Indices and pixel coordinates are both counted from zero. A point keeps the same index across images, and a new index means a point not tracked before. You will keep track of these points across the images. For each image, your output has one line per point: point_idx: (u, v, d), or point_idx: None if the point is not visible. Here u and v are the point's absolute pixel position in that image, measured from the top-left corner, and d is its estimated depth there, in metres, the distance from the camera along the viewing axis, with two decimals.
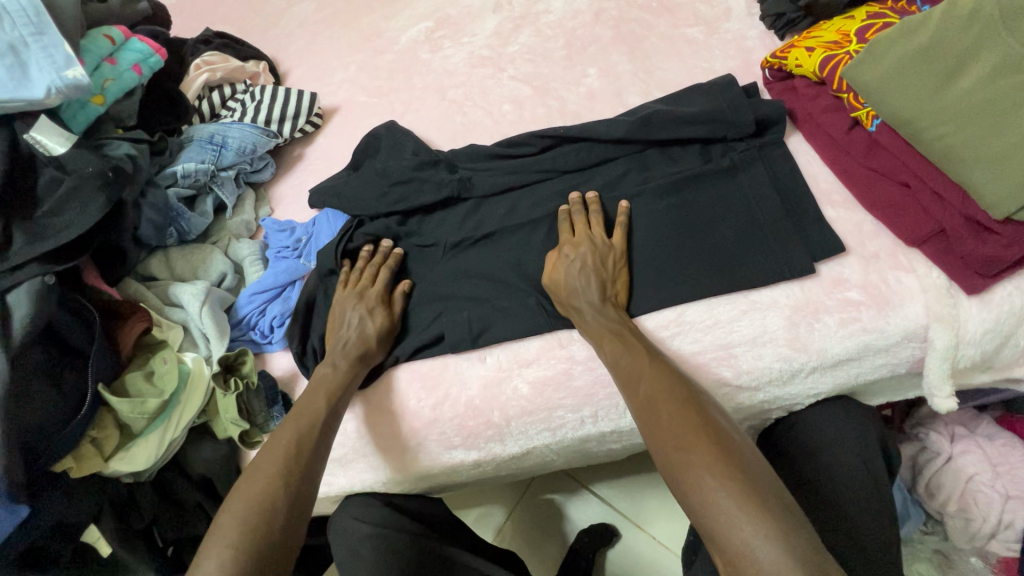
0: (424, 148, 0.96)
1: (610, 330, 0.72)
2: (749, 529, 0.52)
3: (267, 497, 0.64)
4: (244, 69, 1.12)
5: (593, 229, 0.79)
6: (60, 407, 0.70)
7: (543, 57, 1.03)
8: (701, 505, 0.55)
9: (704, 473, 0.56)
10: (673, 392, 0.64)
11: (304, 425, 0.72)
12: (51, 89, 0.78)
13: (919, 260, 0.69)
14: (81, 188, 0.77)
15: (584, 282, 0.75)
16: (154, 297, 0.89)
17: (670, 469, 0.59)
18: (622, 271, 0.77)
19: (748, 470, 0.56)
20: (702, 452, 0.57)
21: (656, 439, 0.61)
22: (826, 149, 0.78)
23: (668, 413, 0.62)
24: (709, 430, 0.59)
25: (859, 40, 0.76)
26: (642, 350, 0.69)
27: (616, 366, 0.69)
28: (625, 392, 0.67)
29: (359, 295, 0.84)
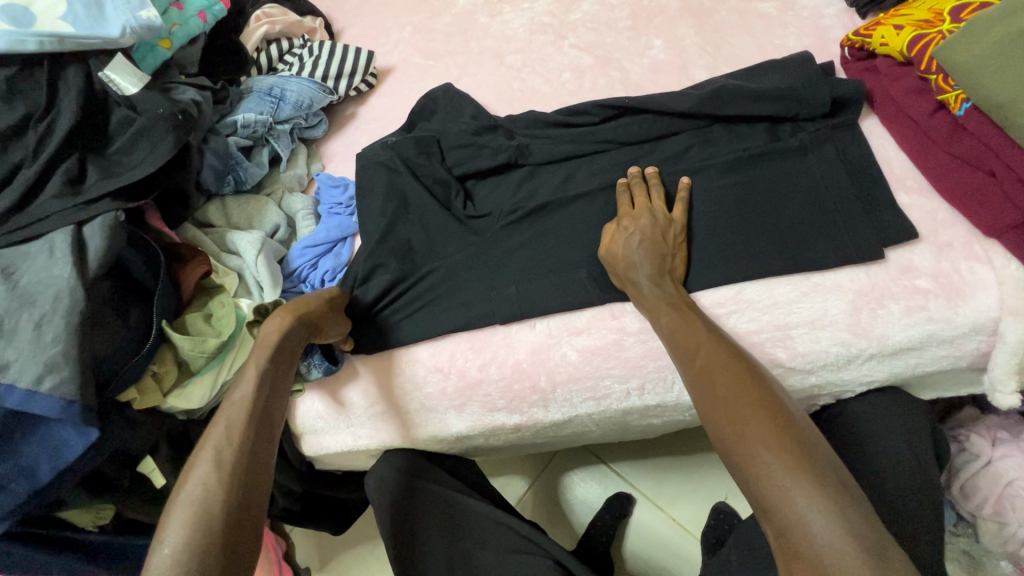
0: (483, 113, 0.95)
1: (667, 302, 0.72)
2: (803, 501, 0.52)
3: (208, 505, 0.53)
4: (302, 24, 1.12)
5: (654, 202, 0.78)
6: (127, 340, 0.73)
7: (606, 27, 1.01)
8: (754, 477, 0.55)
9: (758, 446, 0.56)
10: (728, 366, 0.64)
11: (248, 405, 0.62)
12: (126, 29, 0.79)
13: (997, 251, 0.67)
14: (154, 128, 0.79)
15: (643, 255, 0.74)
16: (212, 243, 0.91)
17: (722, 439, 0.59)
18: (681, 245, 0.76)
19: (806, 445, 0.56)
20: (756, 424, 0.57)
21: (708, 410, 0.62)
22: (905, 133, 0.75)
23: (723, 385, 0.62)
24: (766, 405, 0.59)
25: (954, 20, 0.73)
26: (699, 322, 0.69)
27: (671, 336, 0.69)
28: (680, 362, 0.67)
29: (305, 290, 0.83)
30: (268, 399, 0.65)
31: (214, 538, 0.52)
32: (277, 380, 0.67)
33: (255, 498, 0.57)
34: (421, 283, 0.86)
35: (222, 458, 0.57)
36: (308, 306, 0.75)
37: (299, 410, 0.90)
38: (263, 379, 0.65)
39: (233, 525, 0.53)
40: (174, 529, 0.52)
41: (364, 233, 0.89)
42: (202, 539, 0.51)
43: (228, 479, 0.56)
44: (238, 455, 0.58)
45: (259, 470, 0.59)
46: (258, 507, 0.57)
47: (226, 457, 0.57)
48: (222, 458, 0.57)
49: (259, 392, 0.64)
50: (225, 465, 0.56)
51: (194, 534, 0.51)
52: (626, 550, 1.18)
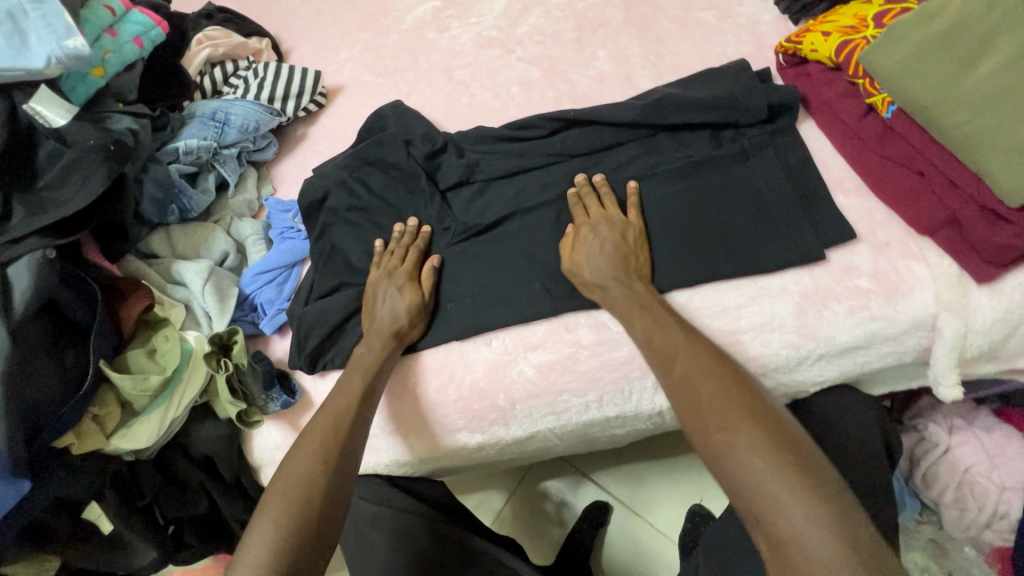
0: (434, 131, 0.92)
1: (636, 304, 0.72)
2: (798, 510, 0.51)
3: (307, 485, 0.65)
4: (247, 45, 1.10)
5: (607, 208, 0.79)
6: (62, 383, 0.70)
7: (552, 39, 1.02)
8: (745, 485, 0.55)
9: (747, 452, 0.56)
10: (711, 373, 0.63)
11: (342, 405, 0.73)
12: (51, 59, 0.75)
13: (930, 248, 0.68)
14: (84, 160, 0.76)
15: (603, 259, 0.74)
16: (157, 275, 0.89)
17: (709, 447, 0.59)
18: (642, 246, 0.76)
19: (797, 451, 0.56)
20: (748, 431, 0.57)
21: (691, 417, 0.61)
22: (839, 136, 0.77)
23: (710, 391, 0.62)
24: (753, 412, 0.59)
25: (877, 26, 0.75)
26: (676, 326, 0.69)
27: (649, 342, 0.69)
28: (660, 369, 0.67)
29: (389, 274, 0.82)
30: (362, 405, 0.74)
31: (309, 512, 0.63)
32: (377, 385, 0.76)
33: (341, 480, 0.67)
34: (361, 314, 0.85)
35: (325, 445, 0.68)
36: (408, 334, 0.79)
37: (256, 442, 0.85)
38: (368, 384, 0.75)
39: (320, 513, 0.64)
40: (278, 511, 0.63)
41: (314, 251, 0.89)
42: (298, 529, 0.61)
43: (324, 490, 0.65)
44: (332, 460, 0.67)
45: (342, 479, 0.68)
46: (338, 517, 0.66)
47: (320, 451, 0.68)
48: (326, 457, 0.67)
49: (360, 406, 0.73)
50: (326, 462, 0.67)
51: (293, 518, 0.62)
52: (605, 560, 1.16)
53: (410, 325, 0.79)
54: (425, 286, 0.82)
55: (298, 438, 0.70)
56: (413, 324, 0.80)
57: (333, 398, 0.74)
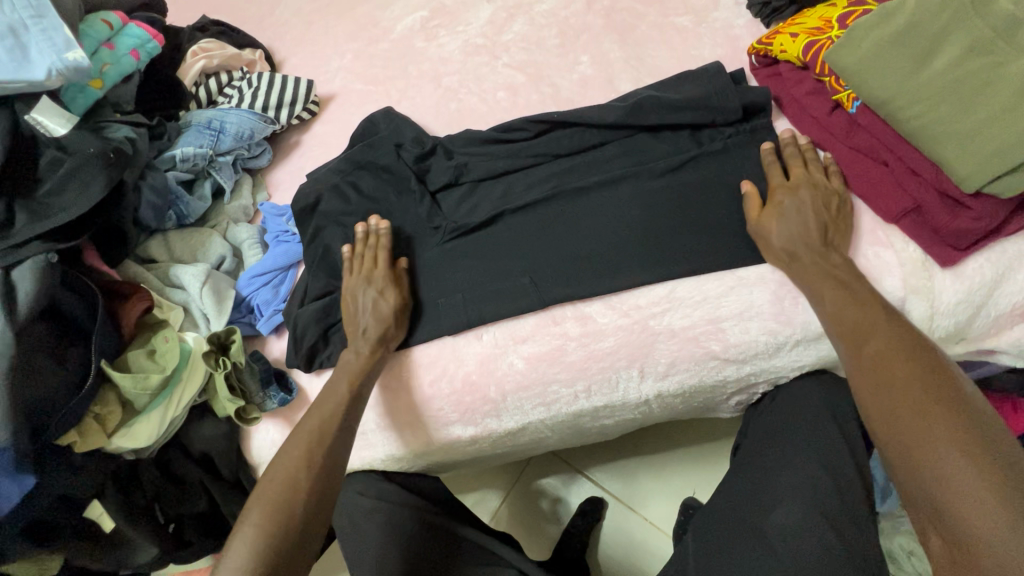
0: (423, 134, 0.95)
1: (829, 275, 0.68)
2: (997, 516, 0.50)
3: (292, 490, 0.68)
4: (241, 57, 1.13)
5: (811, 171, 0.75)
6: (64, 382, 0.72)
7: (537, 45, 1.06)
8: (937, 478, 0.54)
9: (946, 446, 0.54)
10: (920, 359, 0.60)
11: (328, 410, 0.75)
12: (51, 71, 0.77)
13: (897, 235, 0.72)
14: (84, 167, 0.79)
15: (802, 224, 0.71)
16: (155, 279, 0.91)
17: (898, 438, 0.58)
18: (834, 214, 0.72)
19: (1006, 454, 0.54)
20: (944, 426, 0.56)
21: (880, 402, 0.60)
22: (810, 132, 0.81)
23: (911, 378, 0.59)
24: (963, 407, 0.57)
25: (841, 26, 0.79)
26: (875, 304, 0.66)
27: (848, 321, 0.65)
28: (846, 347, 0.65)
29: (366, 278, 0.83)
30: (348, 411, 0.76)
31: (293, 516, 0.66)
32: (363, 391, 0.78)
33: (326, 485, 0.70)
34: None
35: (309, 451, 0.71)
36: (395, 333, 0.81)
37: (254, 441, 0.87)
38: (354, 390, 0.77)
39: (304, 517, 0.67)
40: (262, 515, 0.66)
41: (308, 255, 0.92)
42: (282, 530, 0.65)
43: (308, 495, 0.68)
44: (315, 466, 0.71)
45: (327, 484, 0.71)
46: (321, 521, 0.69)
47: (303, 456, 0.71)
48: (310, 463, 0.70)
49: (346, 413, 0.76)
50: (311, 468, 0.70)
51: (276, 522, 0.65)
52: (601, 555, 1.17)
53: (396, 327, 0.81)
54: (402, 285, 0.84)
55: (283, 443, 0.73)
56: (399, 324, 0.82)
57: (316, 405, 0.76)
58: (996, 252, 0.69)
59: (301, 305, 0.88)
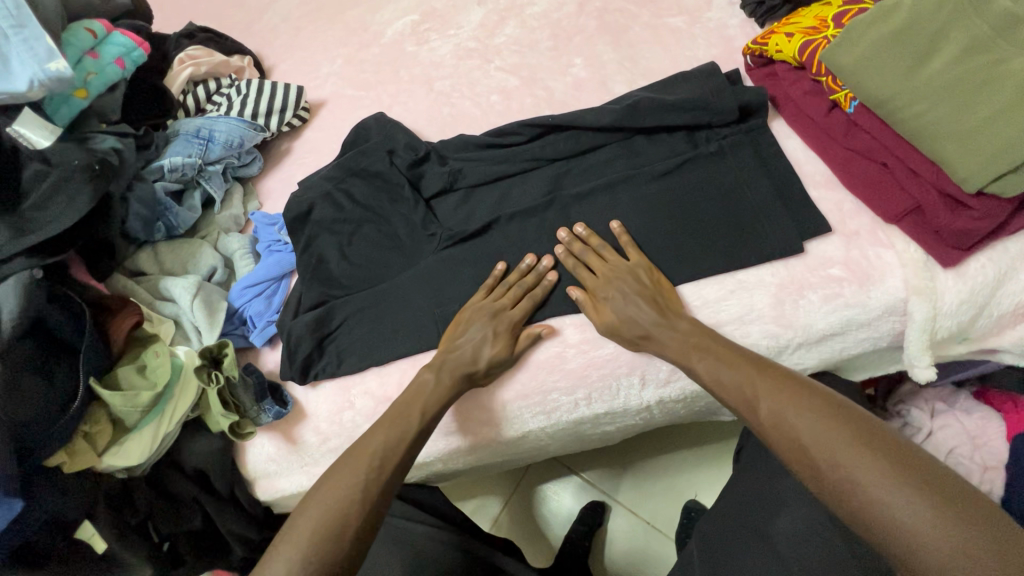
0: (416, 141, 0.93)
1: (692, 342, 0.69)
2: (941, 539, 0.46)
3: (344, 517, 0.63)
4: (229, 63, 1.11)
5: (606, 261, 0.78)
6: (52, 401, 0.70)
7: (529, 48, 1.04)
8: (877, 523, 0.49)
9: (869, 484, 0.51)
10: (808, 404, 0.58)
11: (393, 435, 0.71)
12: (33, 82, 0.76)
13: (898, 236, 0.71)
14: (69, 180, 0.77)
15: (634, 306, 0.73)
16: (144, 292, 0.90)
17: (826, 490, 0.53)
18: (663, 287, 0.75)
19: (920, 467, 0.51)
20: (859, 457, 0.52)
21: (794, 457, 0.56)
22: (808, 132, 0.80)
23: (807, 425, 0.56)
24: (865, 433, 0.54)
25: (836, 26, 0.79)
26: (743, 363, 0.65)
27: (730, 385, 0.64)
28: (746, 412, 0.62)
29: (493, 314, 0.78)
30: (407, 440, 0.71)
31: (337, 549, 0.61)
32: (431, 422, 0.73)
33: (373, 519, 0.65)
34: (350, 324, 0.86)
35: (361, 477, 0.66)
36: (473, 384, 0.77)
37: (249, 454, 0.86)
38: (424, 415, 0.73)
39: (348, 552, 0.61)
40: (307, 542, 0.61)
41: (300, 264, 0.90)
42: (325, 559, 0.60)
43: (357, 529, 0.63)
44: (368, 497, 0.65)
45: (376, 517, 0.65)
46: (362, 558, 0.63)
47: (357, 484, 0.66)
48: (365, 491, 0.65)
49: (405, 442, 0.70)
50: (364, 497, 0.65)
51: (319, 552, 0.60)
52: (604, 561, 1.16)
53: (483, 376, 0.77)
54: (519, 344, 0.78)
55: (335, 464, 0.68)
56: (486, 374, 0.77)
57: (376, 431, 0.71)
58: (998, 251, 0.69)
59: (295, 316, 0.87)
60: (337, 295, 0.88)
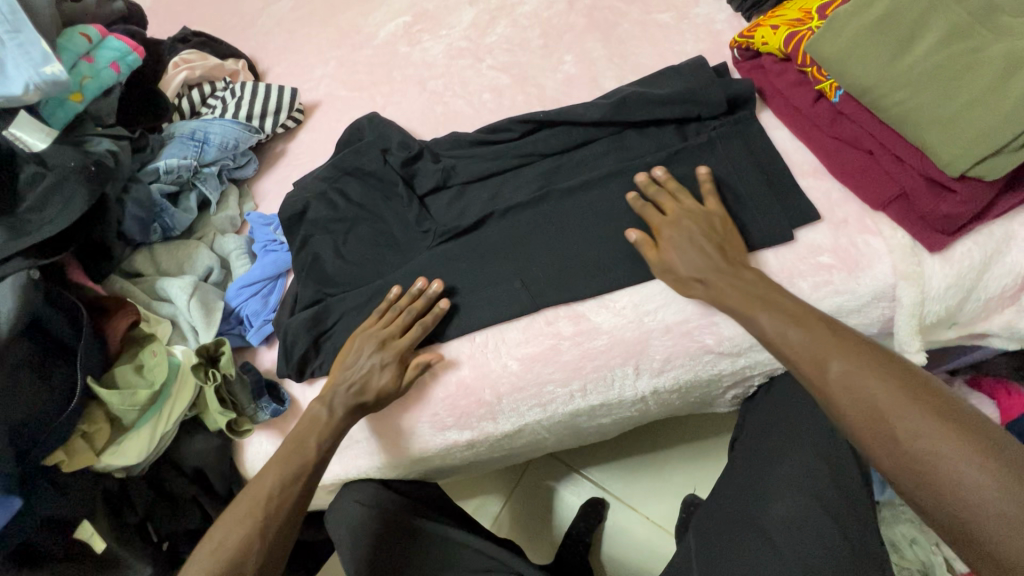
0: (409, 138, 0.94)
1: (756, 297, 0.67)
2: (1016, 514, 0.47)
3: (279, 495, 0.71)
4: (223, 67, 1.12)
5: (681, 203, 0.76)
6: (48, 400, 0.71)
7: (520, 47, 1.06)
8: (951, 489, 0.50)
9: (944, 451, 0.51)
10: (884, 371, 0.57)
11: (322, 416, 0.77)
12: (29, 86, 0.77)
13: (885, 222, 0.72)
14: (64, 182, 0.78)
15: (693, 253, 0.72)
16: (141, 293, 0.90)
17: (896, 457, 0.53)
18: (732, 235, 0.73)
19: (993, 440, 0.51)
20: (935, 423, 0.53)
21: (864, 421, 0.56)
22: (796, 123, 0.81)
23: (883, 394, 0.56)
24: (941, 402, 0.54)
25: (820, 17, 0.80)
26: (816, 325, 0.62)
27: (798, 345, 0.62)
28: (810, 371, 0.61)
29: (379, 342, 0.79)
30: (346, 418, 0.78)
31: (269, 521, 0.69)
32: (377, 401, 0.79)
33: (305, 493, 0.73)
34: (346, 321, 0.86)
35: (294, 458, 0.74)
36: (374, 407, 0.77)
37: (246, 454, 0.86)
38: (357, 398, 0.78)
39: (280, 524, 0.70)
40: (242, 515, 0.69)
41: (296, 263, 0.90)
42: (258, 532, 0.68)
43: (289, 503, 0.71)
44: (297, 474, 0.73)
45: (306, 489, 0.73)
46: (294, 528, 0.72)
47: (291, 467, 0.73)
48: (298, 470, 0.73)
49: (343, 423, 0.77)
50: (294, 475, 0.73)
51: (251, 525, 0.68)
52: (604, 557, 1.16)
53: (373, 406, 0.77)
54: (411, 372, 0.79)
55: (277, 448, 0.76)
56: (381, 400, 0.77)
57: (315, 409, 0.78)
58: (983, 235, 0.70)
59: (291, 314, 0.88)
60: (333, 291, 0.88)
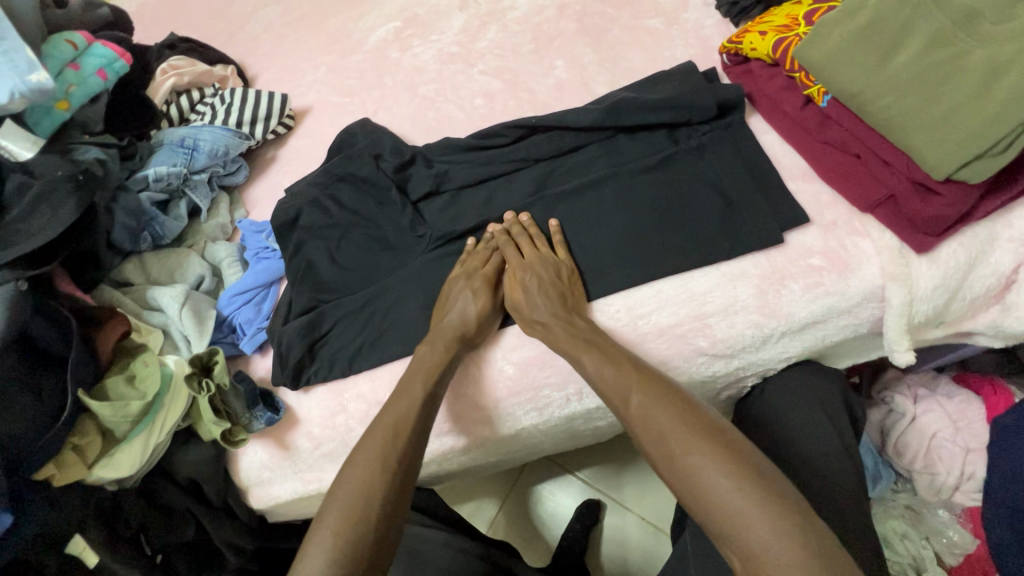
0: (402, 145, 0.94)
1: (584, 341, 0.72)
2: (760, 529, 0.52)
3: (365, 494, 0.63)
4: (212, 73, 1.11)
5: (538, 249, 0.82)
6: (39, 414, 0.69)
7: (511, 52, 1.06)
8: (709, 505, 0.55)
9: (708, 470, 0.57)
10: (671, 402, 0.63)
11: (403, 407, 0.71)
12: (14, 94, 0.75)
13: (873, 225, 0.74)
14: (53, 191, 0.77)
15: (542, 297, 0.77)
16: (132, 302, 0.89)
17: (676, 478, 0.59)
18: (572, 280, 0.79)
19: (747, 461, 0.57)
20: (687, 444, 0.59)
21: (655, 445, 0.61)
22: (785, 127, 0.83)
23: (667, 424, 0.61)
24: (696, 424, 0.60)
25: (807, 23, 0.81)
26: (627, 365, 0.68)
27: (609, 380, 0.68)
28: (615, 404, 0.67)
29: (467, 275, 0.83)
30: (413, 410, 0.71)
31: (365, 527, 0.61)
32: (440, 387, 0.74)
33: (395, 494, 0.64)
34: (340, 329, 0.86)
35: (390, 454, 0.66)
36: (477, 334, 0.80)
37: (241, 462, 0.86)
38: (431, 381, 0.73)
39: (382, 529, 0.61)
40: (337, 520, 0.61)
41: (289, 270, 0.90)
42: (358, 540, 0.59)
43: (388, 500, 0.63)
44: (396, 470, 0.65)
45: (402, 488, 0.65)
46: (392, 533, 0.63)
47: (380, 459, 0.65)
48: (382, 465, 0.65)
49: (417, 415, 0.70)
50: (393, 474, 0.65)
51: (359, 531, 0.60)
52: (600, 559, 1.16)
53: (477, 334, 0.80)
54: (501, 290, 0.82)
55: (354, 447, 0.68)
56: (481, 328, 0.80)
57: (388, 408, 0.71)
58: (967, 236, 0.71)
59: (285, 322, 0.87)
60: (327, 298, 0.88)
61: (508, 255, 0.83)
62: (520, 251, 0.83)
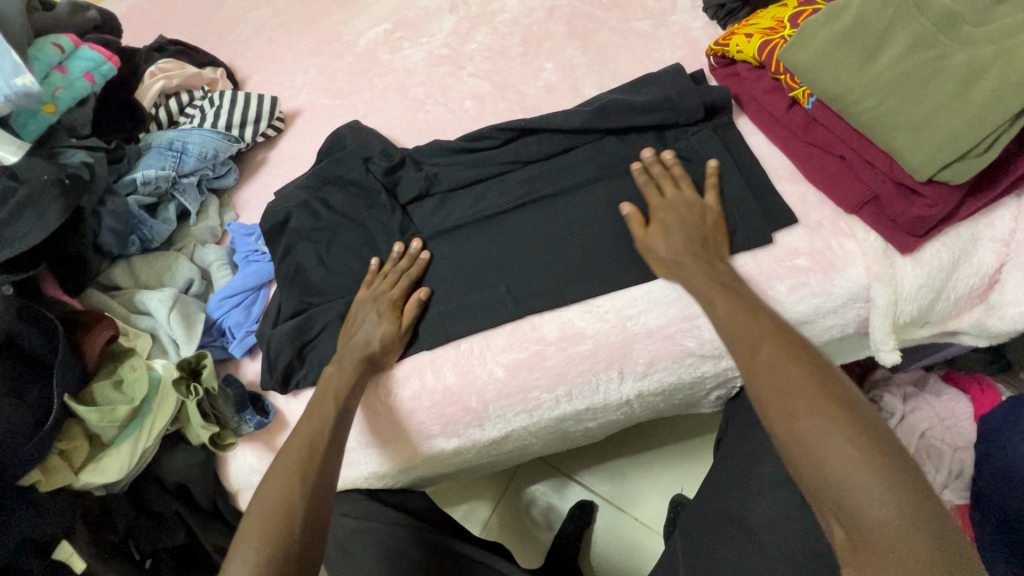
0: (391, 147, 0.94)
1: (717, 284, 0.70)
2: (869, 496, 0.48)
3: (286, 506, 0.64)
4: (201, 75, 1.11)
5: (682, 190, 0.79)
6: (24, 420, 0.69)
7: (500, 54, 1.06)
8: (818, 464, 0.51)
9: (833, 435, 0.52)
10: (804, 363, 0.58)
11: (317, 422, 0.73)
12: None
13: (859, 225, 0.74)
14: (38, 195, 0.76)
15: (671, 237, 0.75)
16: (120, 306, 0.89)
17: (787, 435, 0.54)
18: (716, 224, 0.76)
19: (876, 436, 0.51)
20: (807, 405, 0.54)
21: (772, 399, 0.57)
22: (771, 129, 0.83)
23: (793, 380, 0.57)
24: (827, 389, 0.55)
25: (792, 26, 0.82)
26: (763, 315, 0.65)
27: (742, 328, 0.65)
28: (739, 355, 0.63)
29: (376, 298, 0.82)
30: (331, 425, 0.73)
31: (288, 538, 0.61)
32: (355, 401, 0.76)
33: (316, 501, 0.66)
34: (329, 332, 0.86)
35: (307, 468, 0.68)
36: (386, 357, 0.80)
37: (231, 465, 0.85)
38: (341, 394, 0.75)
39: (303, 537, 0.62)
40: (257, 538, 0.61)
41: (279, 273, 0.90)
42: (279, 550, 0.60)
43: (308, 509, 0.64)
44: (315, 478, 0.67)
45: (322, 495, 0.67)
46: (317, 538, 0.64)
47: (295, 474, 0.67)
48: (300, 475, 0.67)
49: (329, 428, 0.72)
50: (311, 484, 0.66)
51: (278, 542, 0.61)
52: (594, 560, 1.16)
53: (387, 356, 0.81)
54: (405, 316, 0.82)
55: (269, 468, 0.69)
56: (387, 351, 0.80)
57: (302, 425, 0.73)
58: (950, 237, 0.72)
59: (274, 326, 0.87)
60: (316, 302, 0.88)
61: (650, 195, 0.80)
62: (660, 192, 0.80)
